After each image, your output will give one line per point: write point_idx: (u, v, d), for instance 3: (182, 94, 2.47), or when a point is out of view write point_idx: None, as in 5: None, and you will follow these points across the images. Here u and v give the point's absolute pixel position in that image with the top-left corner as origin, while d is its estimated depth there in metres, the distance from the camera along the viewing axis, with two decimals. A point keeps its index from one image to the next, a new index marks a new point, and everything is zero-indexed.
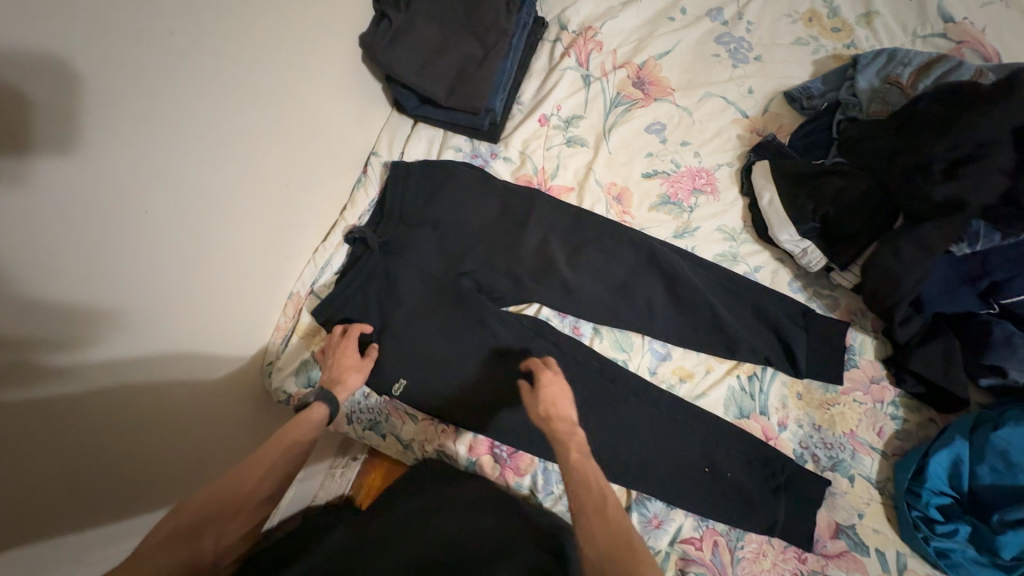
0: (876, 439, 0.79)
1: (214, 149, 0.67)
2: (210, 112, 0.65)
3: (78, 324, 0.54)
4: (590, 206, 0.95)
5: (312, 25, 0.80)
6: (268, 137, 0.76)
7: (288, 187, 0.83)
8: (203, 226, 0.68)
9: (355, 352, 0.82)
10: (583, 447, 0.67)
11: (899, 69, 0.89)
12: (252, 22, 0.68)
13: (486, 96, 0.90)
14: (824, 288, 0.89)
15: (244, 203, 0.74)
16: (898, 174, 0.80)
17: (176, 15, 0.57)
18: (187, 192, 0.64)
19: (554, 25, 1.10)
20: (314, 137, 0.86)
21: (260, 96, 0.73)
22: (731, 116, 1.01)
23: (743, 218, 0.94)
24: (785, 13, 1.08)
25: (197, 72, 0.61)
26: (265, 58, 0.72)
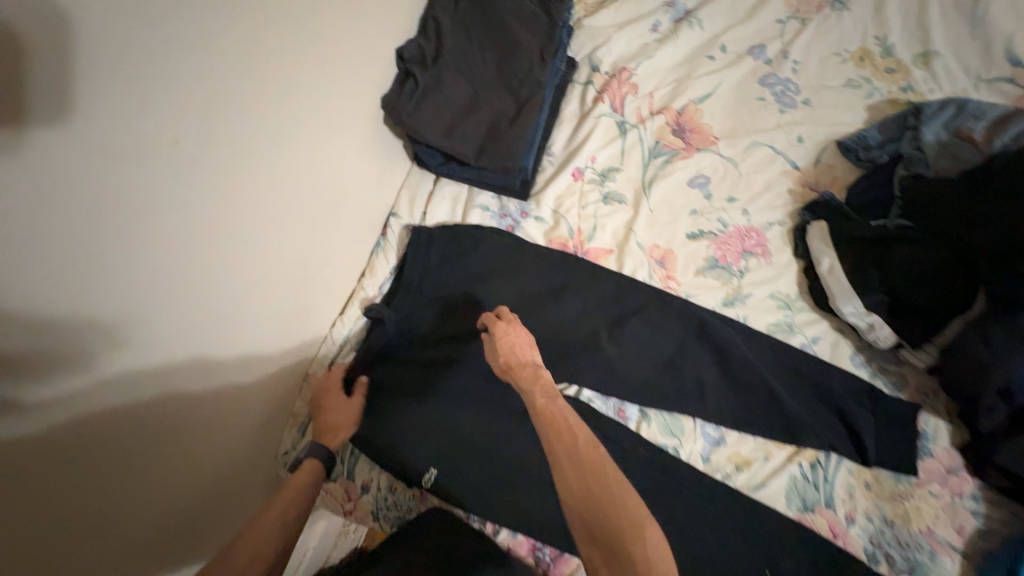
0: (958, 538, 0.72)
1: (234, 211, 0.62)
2: (229, 184, 0.60)
3: (95, 423, 0.49)
4: (631, 271, 0.87)
5: (324, 88, 0.72)
6: (291, 201, 0.72)
7: (313, 229, 0.78)
8: (222, 300, 0.63)
9: (339, 392, 0.78)
10: (550, 389, 0.65)
11: (971, 123, 0.83)
12: (272, 89, 0.63)
13: (521, 155, 0.81)
14: (890, 362, 0.82)
15: (264, 260, 0.69)
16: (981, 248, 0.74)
17: (182, 124, 0.52)
18: (206, 270, 0.59)
19: (585, 65, 1.02)
20: (335, 184, 0.80)
21: (283, 163, 0.68)
22: (780, 167, 0.94)
23: (799, 282, 0.87)
24: (834, 51, 1.00)
25: (215, 148, 0.57)
26: (277, 134, 0.66)
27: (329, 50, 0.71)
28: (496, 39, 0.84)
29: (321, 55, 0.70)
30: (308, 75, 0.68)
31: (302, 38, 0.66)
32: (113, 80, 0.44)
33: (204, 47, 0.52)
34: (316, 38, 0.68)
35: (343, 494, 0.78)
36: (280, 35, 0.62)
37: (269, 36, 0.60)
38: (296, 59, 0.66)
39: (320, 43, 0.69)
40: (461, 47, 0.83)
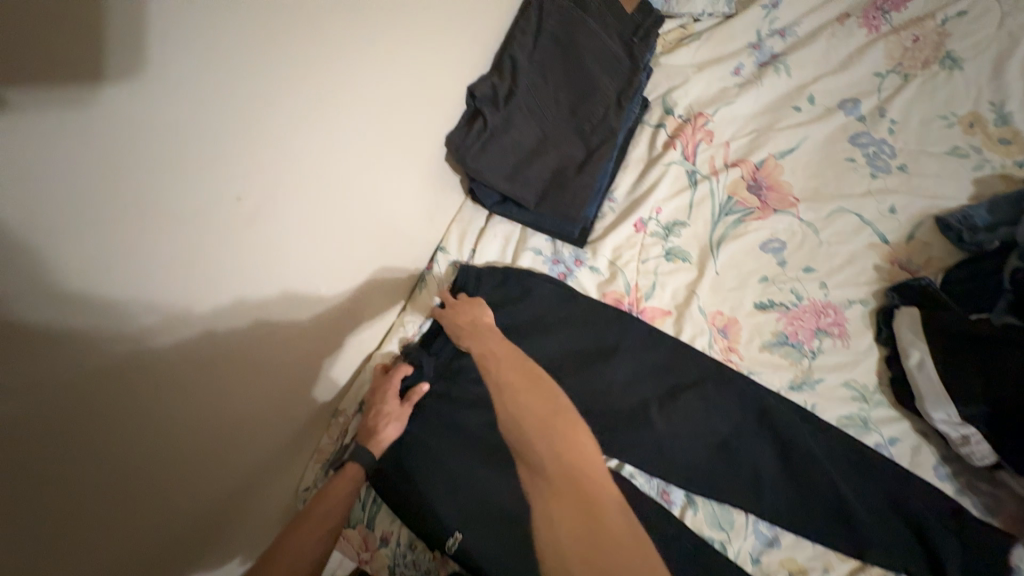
0: None
1: (286, 228, 0.60)
2: (290, 214, 0.60)
3: (136, 430, 0.49)
4: (689, 338, 0.81)
5: (391, 123, 0.70)
6: (347, 232, 0.71)
7: (364, 247, 0.75)
8: (264, 318, 0.61)
9: (394, 397, 0.75)
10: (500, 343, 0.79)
11: None
12: (341, 123, 0.62)
13: (586, 206, 0.75)
14: (982, 481, 0.72)
15: (309, 279, 0.67)
16: None
17: (246, 179, 0.52)
18: (256, 300, 0.59)
19: (657, 106, 0.95)
20: (393, 205, 0.77)
21: (344, 195, 0.67)
22: (866, 239, 0.85)
23: (879, 373, 0.78)
24: (939, 113, 0.91)
25: (277, 180, 0.56)
26: (335, 167, 0.64)
27: (399, 81, 0.68)
28: (573, 80, 0.80)
29: (390, 89, 0.67)
30: (378, 110, 0.67)
31: (373, 70, 0.63)
32: (181, 116, 0.44)
33: (271, 83, 0.51)
34: (387, 68, 0.65)
35: (360, 543, 0.73)
36: (353, 67, 0.60)
37: (340, 68, 0.58)
38: (366, 92, 0.63)
39: (395, 76, 0.67)
40: (535, 84, 0.78)
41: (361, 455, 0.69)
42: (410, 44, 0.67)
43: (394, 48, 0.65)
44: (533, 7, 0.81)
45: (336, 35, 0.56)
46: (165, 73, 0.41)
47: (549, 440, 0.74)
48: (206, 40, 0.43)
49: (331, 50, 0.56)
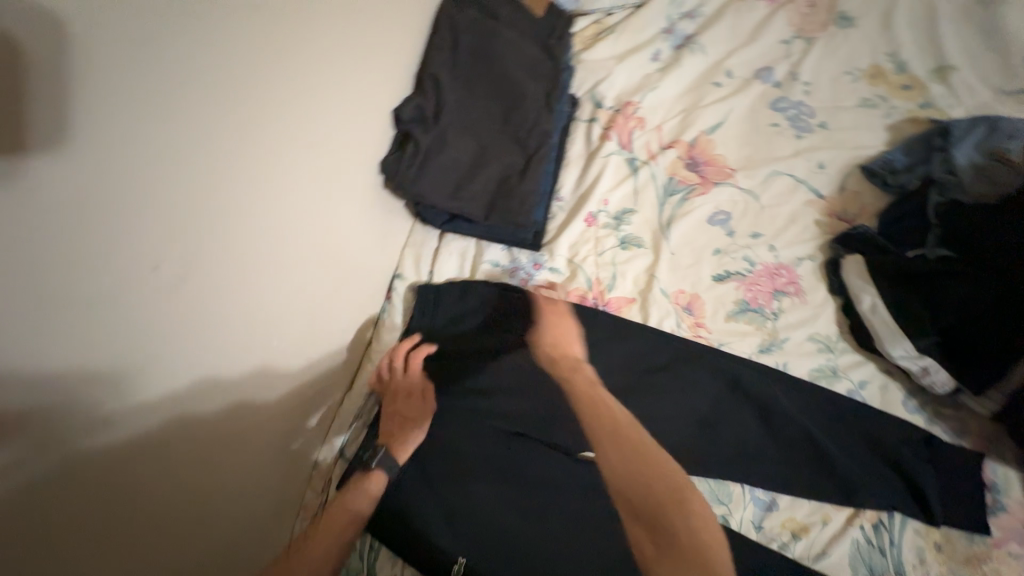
0: None
1: (222, 280, 0.54)
2: (233, 274, 0.55)
3: (92, 527, 0.42)
4: (657, 322, 0.81)
5: (320, 153, 0.66)
6: (292, 273, 0.66)
7: (308, 283, 0.70)
8: (211, 382, 0.55)
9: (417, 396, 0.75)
10: (592, 381, 0.76)
11: (1005, 142, 0.79)
12: (270, 173, 0.58)
13: (534, 211, 0.75)
14: (946, 406, 0.76)
15: (257, 330, 0.61)
16: None
17: (165, 242, 0.46)
18: (215, 370, 0.55)
19: (587, 101, 0.97)
20: (334, 232, 0.73)
21: (286, 244, 0.64)
22: (803, 197, 0.89)
23: (838, 322, 0.81)
24: (845, 70, 0.96)
25: (212, 241, 0.52)
26: (265, 210, 0.59)
27: (326, 118, 0.65)
28: (501, 89, 0.79)
29: (316, 126, 0.64)
30: (302, 136, 0.62)
31: (291, 102, 0.59)
32: (83, 190, 0.37)
33: (190, 146, 0.47)
34: (304, 93, 0.61)
35: None
36: (274, 111, 0.57)
37: (256, 108, 0.54)
38: (286, 124, 0.59)
39: (321, 114, 0.65)
40: (463, 99, 0.78)
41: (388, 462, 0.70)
42: (332, 80, 0.65)
43: (315, 86, 0.62)
44: (446, 21, 0.80)
45: (253, 84, 0.53)
46: (70, 155, 0.36)
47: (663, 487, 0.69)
48: (107, 109, 0.38)
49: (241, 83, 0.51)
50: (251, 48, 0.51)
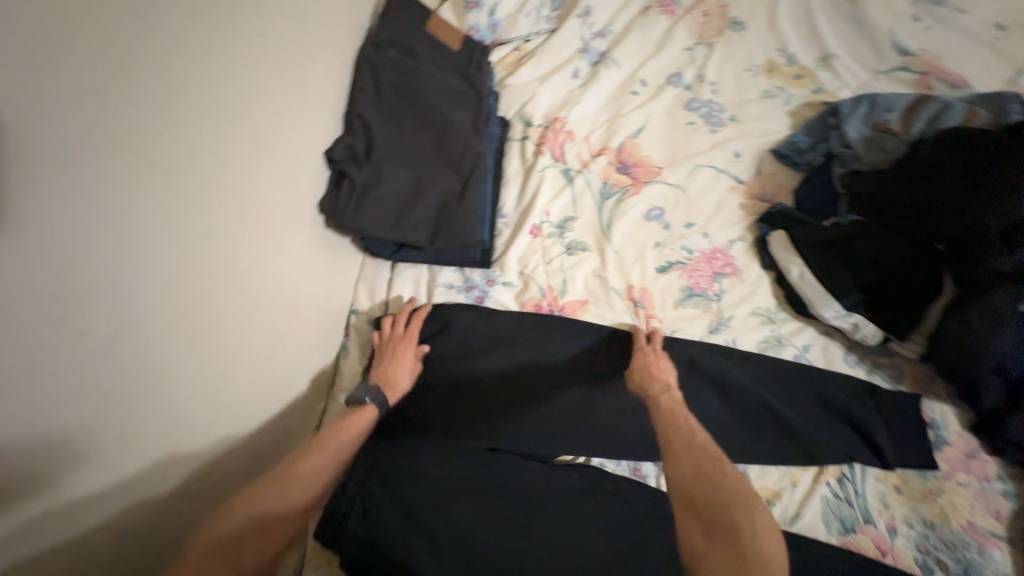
0: (997, 524, 0.70)
1: (162, 335, 0.51)
2: (174, 347, 0.52)
3: None
4: (611, 319, 0.85)
5: (261, 191, 0.65)
6: (244, 317, 0.64)
7: (262, 322, 0.67)
8: (159, 438, 0.52)
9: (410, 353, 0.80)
10: (677, 400, 0.71)
11: (886, 115, 0.87)
12: (212, 236, 0.56)
13: (477, 230, 0.78)
14: (883, 357, 0.82)
15: (210, 381, 0.58)
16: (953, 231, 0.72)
17: (93, 308, 0.43)
18: (148, 454, 0.51)
19: (517, 122, 1.02)
20: (283, 269, 0.71)
21: (235, 304, 0.61)
22: (726, 184, 0.96)
23: (774, 294, 0.87)
24: (744, 68, 1.06)
25: (149, 320, 0.49)
26: (209, 256, 0.56)
27: (265, 172, 0.65)
28: (429, 121, 0.82)
29: (256, 182, 0.63)
30: (237, 164, 0.59)
31: (228, 145, 0.57)
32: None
33: (111, 213, 0.44)
34: (238, 126, 0.58)
35: None
36: (211, 175, 0.55)
37: (193, 160, 0.52)
38: (223, 166, 0.57)
39: (260, 169, 0.64)
40: (394, 134, 0.81)
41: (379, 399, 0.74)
42: (266, 109, 0.63)
43: (254, 144, 0.62)
44: (366, 62, 0.82)
45: (189, 152, 0.51)
46: None
47: (735, 497, 0.59)
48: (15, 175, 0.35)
49: (173, 131, 0.49)
50: (177, 96, 0.49)
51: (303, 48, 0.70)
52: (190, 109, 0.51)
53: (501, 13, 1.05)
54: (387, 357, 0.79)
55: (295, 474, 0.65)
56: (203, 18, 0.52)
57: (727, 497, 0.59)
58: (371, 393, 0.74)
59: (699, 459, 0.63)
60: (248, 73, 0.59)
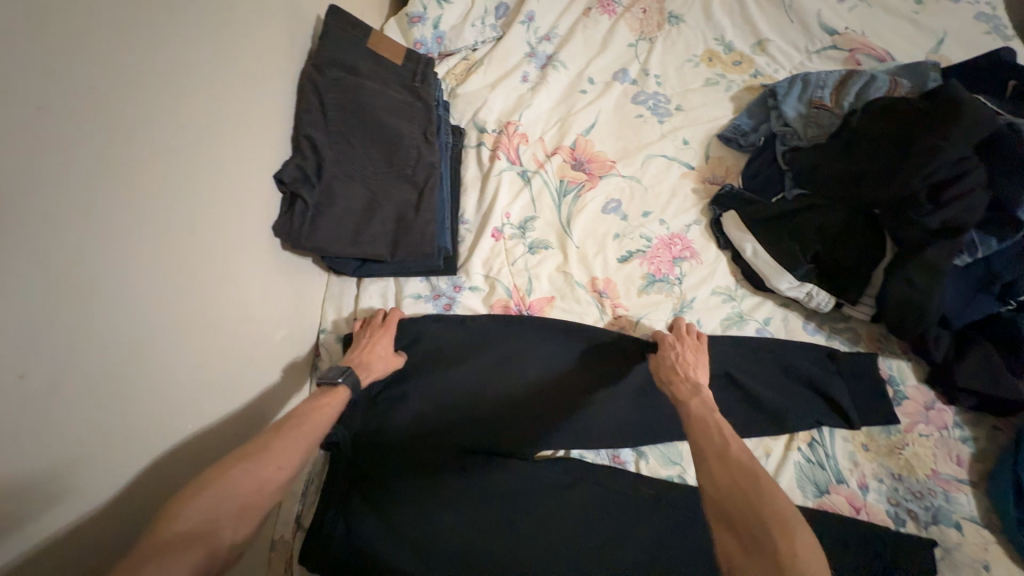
0: (960, 470, 0.74)
1: (108, 365, 0.49)
2: (121, 372, 0.50)
3: None
4: (577, 312, 0.87)
5: (214, 215, 0.64)
6: (204, 340, 0.63)
7: (225, 344, 0.67)
8: (119, 471, 0.51)
9: (386, 344, 0.80)
10: (710, 404, 0.69)
11: (819, 92, 0.91)
12: (158, 270, 0.55)
13: (436, 238, 0.79)
14: (839, 322, 0.85)
15: (172, 409, 0.57)
16: (882, 196, 0.75)
17: (32, 349, 0.42)
18: (114, 491, 0.50)
19: (472, 129, 1.04)
20: (245, 289, 0.71)
21: (191, 336, 0.60)
22: (678, 171, 0.99)
23: (732, 272, 0.90)
24: (685, 58, 1.10)
25: (93, 363, 0.47)
26: (161, 283, 0.56)
27: (215, 197, 0.64)
28: (378, 136, 0.84)
29: (206, 211, 0.63)
30: (178, 180, 0.58)
31: (172, 171, 0.57)
32: None
33: (44, 246, 0.43)
34: (180, 148, 0.58)
35: None
36: (154, 201, 0.54)
37: (137, 190, 0.52)
38: (170, 193, 0.57)
39: (208, 199, 0.63)
40: (344, 151, 0.81)
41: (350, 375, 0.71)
42: (207, 126, 0.62)
43: (200, 174, 0.61)
44: (309, 83, 0.82)
45: (126, 188, 0.51)
46: None
47: (774, 503, 0.53)
48: None
49: (109, 160, 0.49)
50: (107, 121, 0.48)
51: (245, 75, 0.70)
52: (126, 142, 0.51)
53: (445, 26, 1.08)
54: (361, 346, 0.78)
55: (273, 448, 0.58)
56: (133, 56, 0.51)
57: (766, 512, 0.52)
58: (345, 373, 0.71)
59: (734, 472, 0.57)
60: (188, 104, 0.59)
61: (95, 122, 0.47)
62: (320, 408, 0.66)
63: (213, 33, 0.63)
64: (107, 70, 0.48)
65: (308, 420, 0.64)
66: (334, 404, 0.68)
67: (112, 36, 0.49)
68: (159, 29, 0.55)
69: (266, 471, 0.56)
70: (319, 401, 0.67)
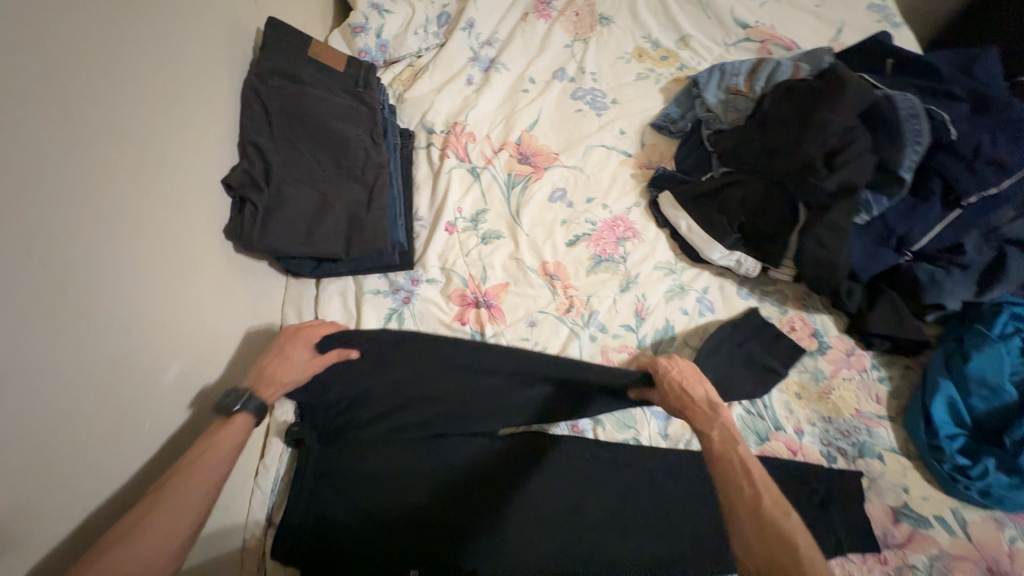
0: (879, 406, 0.82)
1: (58, 360, 0.50)
2: (71, 367, 0.52)
3: None
4: (531, 296, 0.92)
5: (163, 217, 0.66)
6: (160, 339, 0.64)
7: (182, 342, 0.68)
8: (75, 460, 0.52)
9: (303, 350, 0.78)
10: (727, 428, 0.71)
11: (735, 80, 1.01)
12: (104, 271, 0.56)
13: (388, 233, 0.84)
14: (768, 285, 0.93)
15: (127, 402, 0.59)
16: (786, 169, 0.83)
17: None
18: (71, 481, 0.52)
19: (420, 131, 1.08)
20: (198, 289, 0.72)
21: (144, 338, 0.62)
22: (617, 159, 1.06)
23: (671, 248, 0.97)
24: (618, 56, 1.18)
25: (37, 368, 0.48)
26: (112, 281, 0.57)
27: (165, 198, 0.67)
28: (326, 140, 0.87)
29: (154, 212, 0.65)
30: (124, 182, 0.60)
31: (119, 172, 0.59)
32: None
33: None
34: (125, 151, 0.60)
35: None
36: (101, 203, 0.56)
37: (84, 191, 0.54)
38: (117, 193, 0.59)
39: (152, 206, 0.64)
40: (293, 157, 0.84)
41: (251, 400, 0.69)
42: (153, 130, 0.65)
43: (141, 183, 0.62)
44: (251, 91, 0.85)
45: (71, 190, 0.53)
46: None
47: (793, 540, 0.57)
48: None
49: (53, 158, 0.51)
50: (52, 125, 0.51)
51: (184, 86, 0.71)
52: (71, 145, 0.53)
53: (387, 35, 1.13)
54: (280, 353, 0.77)
55: (183, 487, 0.58)
56: (75, 64, 0.54)
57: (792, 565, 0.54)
58: (244, 400, 0.68)
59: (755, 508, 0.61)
60: (132, 105, 0.62)
61: (30, 133, 0.48)
62: (218, 440, 0.64)
63: (150, 45, 0.65)
64: (37, 79, 0.49)
65: (208, 453, 0.62)
66: (238, 431, 0.67)
67: (41, 48, 0.50)
68: (97, 38, 0.57)
69: (185, 508, 0.57)
70: (216, 433, 0.65)
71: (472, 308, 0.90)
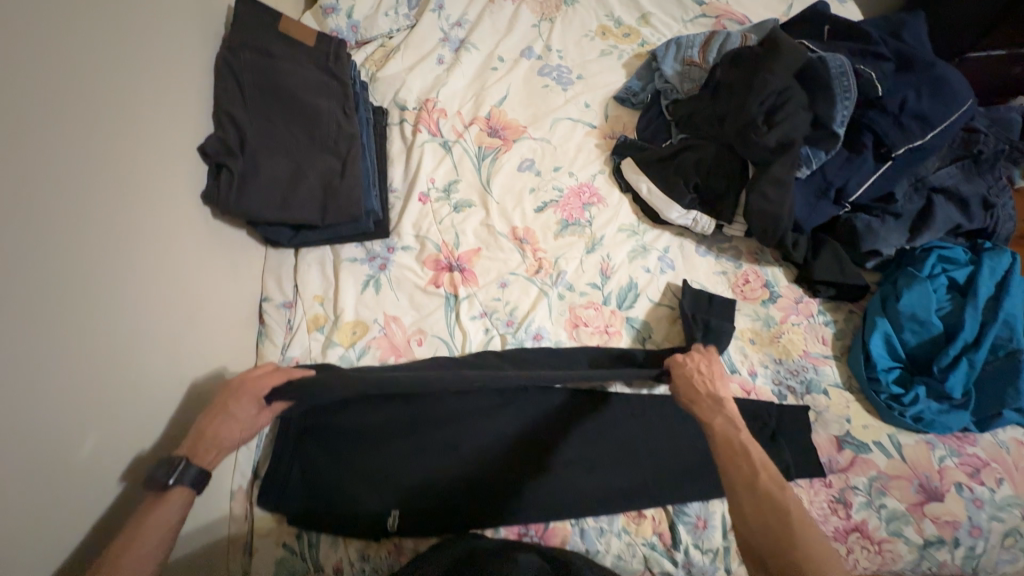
0: (825, 347, 0.88)
1: (53, 300, 0.54)
2: (68, 307, 0.56)
3: None
4: (501, 259, 0.96)
5: (145, 179, 0.70)
6: (147, 294, 0.68)
7: (167, 299, 0.72)
8: (74, 396, 0.56)
9: (250, 403, 0.71)
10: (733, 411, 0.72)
11: (690, 51, 1.06)
12: (94, 222, 0.60)
13: (362, 201, 0.88)
14: (723, 242, 0.99)
15: (119, 348, 0.63)
16: (731, 128, 0.89)
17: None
18: (73, 413, 0.56)
19: (393, 109, 1.12)
20: (180, 253, 0.76)
21: (133, 290, 0.66)
22: (582, 131, 1.11)
23: (634, 211, 1.02)
24: (582, 34, 1.23)
25: (39, 304, 0.52)
26: (100, 234, 0.61)
27: (147, 162, 0.71)
28: (299, 112, 0.91)
29: (137, 174, 0.68)
30: (109, 143, 0.64)
31: (104, 131, 0.63)
32: None
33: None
34: (109, 114, 0.64)
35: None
36: (89, 159, 0.60)
37: (75, 145, 0.58)
38: (103, 153, 0.63)
39: (135, 167, 0.68)
40: (267, 128, 0.88)
41: (185, 472, 0.63)
42: (134, 96, 0.69)
43: (123, 145, 0.66)
44: (223, 64, 0.88)
45: (62, 142, 0.57)
46: None
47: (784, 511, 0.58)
48: None
49: (44, 113, 0.55)
50: (43, 81, 0.55)
51: (161, 57, 0.75)
52: (61, 102, 0.57)
53: (359, 16, 1.18)
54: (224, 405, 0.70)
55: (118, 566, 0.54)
56: (61, 26, 0.58)
57: (785, 532, 0.56)
58: (179, 471, 0.62)
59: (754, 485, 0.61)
60: (115, 71, 0.66)
61: (23, 86, 0.52)
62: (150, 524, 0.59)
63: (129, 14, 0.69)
64: (27, 38, 0.53)
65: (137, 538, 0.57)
66: (177, 506, 0.61)
67: (30, 9, 0.54)
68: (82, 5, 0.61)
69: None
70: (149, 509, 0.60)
71: (446, 273, 0.94)
